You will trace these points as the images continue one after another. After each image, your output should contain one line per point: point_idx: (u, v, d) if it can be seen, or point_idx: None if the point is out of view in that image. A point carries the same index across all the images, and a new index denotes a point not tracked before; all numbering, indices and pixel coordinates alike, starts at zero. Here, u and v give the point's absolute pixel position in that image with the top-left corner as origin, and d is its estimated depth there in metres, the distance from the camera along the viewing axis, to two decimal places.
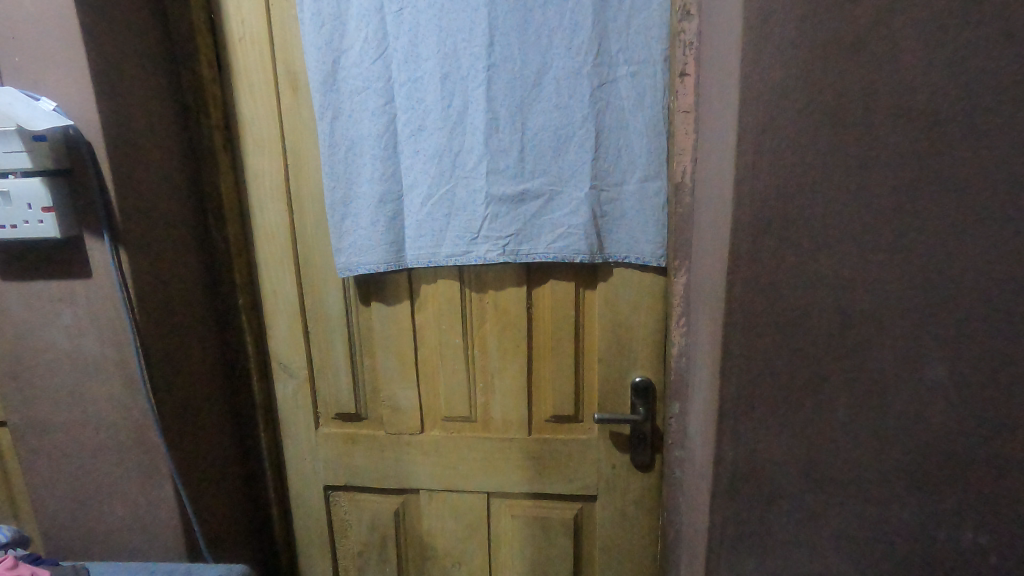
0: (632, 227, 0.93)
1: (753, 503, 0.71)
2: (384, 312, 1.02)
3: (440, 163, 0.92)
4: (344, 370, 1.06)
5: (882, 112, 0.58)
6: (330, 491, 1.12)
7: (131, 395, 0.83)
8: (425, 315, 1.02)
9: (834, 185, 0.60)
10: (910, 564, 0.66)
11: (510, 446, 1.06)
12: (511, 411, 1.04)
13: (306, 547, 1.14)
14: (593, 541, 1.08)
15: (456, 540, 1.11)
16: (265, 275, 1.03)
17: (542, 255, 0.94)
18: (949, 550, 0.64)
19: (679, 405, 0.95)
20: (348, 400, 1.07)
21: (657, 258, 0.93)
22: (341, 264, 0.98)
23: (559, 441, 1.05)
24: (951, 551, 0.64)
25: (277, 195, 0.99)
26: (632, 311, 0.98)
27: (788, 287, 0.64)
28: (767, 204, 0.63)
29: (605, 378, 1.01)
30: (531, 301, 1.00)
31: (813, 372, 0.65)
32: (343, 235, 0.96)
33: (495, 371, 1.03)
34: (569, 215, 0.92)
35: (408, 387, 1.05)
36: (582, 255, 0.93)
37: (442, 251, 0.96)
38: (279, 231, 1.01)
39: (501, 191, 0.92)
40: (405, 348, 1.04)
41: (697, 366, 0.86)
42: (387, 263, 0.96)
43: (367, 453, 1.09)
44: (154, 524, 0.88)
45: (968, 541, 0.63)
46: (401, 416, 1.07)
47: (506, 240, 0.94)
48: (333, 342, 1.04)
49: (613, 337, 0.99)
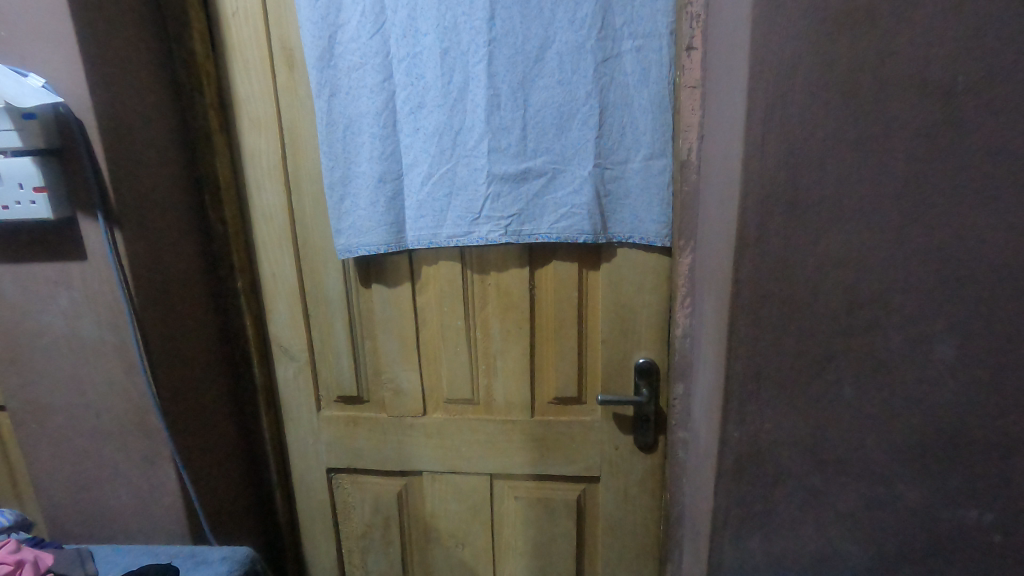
0: (637, 206, 0.91)
1: (758, 482, 0.71)
2: (385, 294, 1.01)
3: (441, 142, 0.90)
4: (345, 353, 1.05)
5: (898, 85, 0.56)
6: (332, 473, 1.12)
7: (130, 379, 0.82)
8: (426, 297, 1.01)
9: (846, 161, 0.59)
10: (913, 544, 0.66)
11: (513, 429, 1.05)
12: (513, 393, 1.04)
13: (309, 529, 1.15)
14: (596, 522, 1.09)
15: (459, 522, 1.12)
16: (263, 257, 1.01)
17: (545, 235, 0.92)
18: (952, 529, 0.64)
19: (684, 387, 0.95)
20: (350, 383, 1.06)
21: (661, 238, 0.92)
22: (341, 246, 0.96)
23: (561, 423, 1.04)
24: (954, 530, 0.64)
25: (274, 176, 0.97)
26: (636, 292, 0.97)
27: (796, 266, 0.63)
28: (776, 181, 0.61)
29: (609, 360, 1.00)
30: (533, 282, 0.99)
31: (822, 351, 0.64)
32: (343, 216, 0.95)
33: (497, 354, 1.02)
34: (571, 194, 0.91)
35: (410, 370, 1.04)
36: (585, 235, 0.92)
37: (443, 231, 0.94)
38: (277, 212, 0.99)
39: (503, 170, 0.90)
40: (407, 331, 1.03)
41: (702, 346, 0.86)
42: (388, 244, 0.95)
43: (369, 435, 1.09)
44: (156, 508, 0.87)
45: (972, 520, 0.63)
46: (402, 399, 1.06)
47: (508, 220, 0.92)
48: (334, 325, 1.03)
49: (617, 319, 0.98)
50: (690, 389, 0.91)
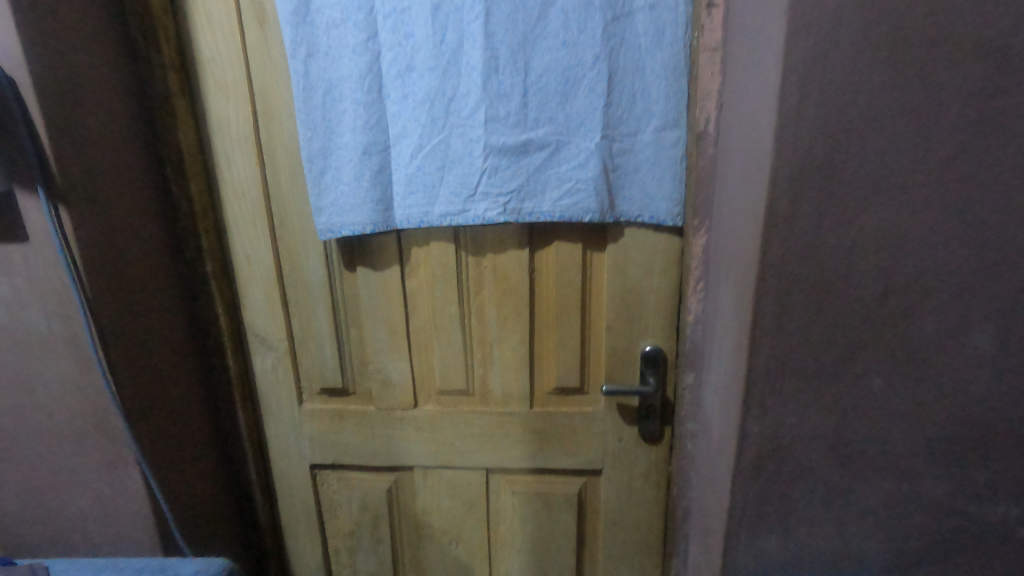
0: (647, 182, 0.84)
1: (782, 481, 0.65)
2: (371, 278, 0.93)
3: (432, 109, 0.82)
4: (328, 344, 0.96)
5: (949, 44, 0.49)
6: (316, 469, 1.04)
7: (86, 376, 0.73)
8: (417, 282, 0.94)
9: (897, 130, 0.52)
10: (936, 544, 0.61)
11: (510, 421, 0.99)
12: (510, 383, 0.97)
13: (292, 529, 1.08)
14: (597, 516, 1.04)
15: (452, 518, 1.06)
16: (235, 238, 0.91)
17: (547, 214, 0.85)
18: (980, 528, 0.59)
19: (695, 377, 0.89)
20: (334, 375, 0.98)
21: (672, 217, 0.85)
22: (322, 225, 0.87)
23: (562, 415, 0.98)
24: (981, 530, 0.59)
25: (246, 147, 0.87)
26: (644, 275, 0.90)
27: (832, 249, 0.56)
28: (812, 155, 0.54)
29: (612, 348, 0.94)
30: (533, 265, 0.91)
31: (861, 342, 0.58)
32: (324, 193, 0.86)
33: (494, 342, 0.95)
34: (577, 168, 0.83)
35: (400, 359, 0.97)
36: (591, 213, 0.84)
37: (435, 209, 0.86)
38: (250, 188, 0.89)
39: (501, 142, 0.82)
40: (396, 319, 0.95)
41: (718, 335, 0.79)
42: (374, 224, 0.86)
43: (356, 429, 1.01)
44: (121, 516, 0.79)
45: (1001, 518, 0.58)
46: (391, 390, 0.99)
47: (508, 197, 0.84)
48: (316, 313, 0.95)
49: (623, 304, 0.92)
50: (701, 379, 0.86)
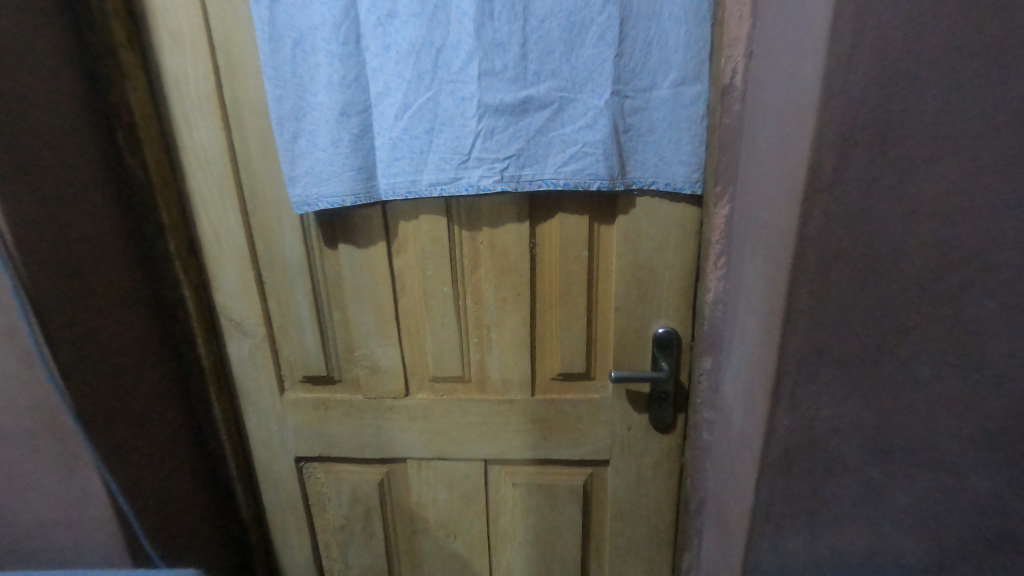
0: (662, 144, 0.74)
1: (819, 482, 0.58)
2: (355, 256, 0.84)
3: (418, 63, 0.72)
4: (310, 328, 0.88)
5: None
6: (301, 462, 0.97)
7: (30, 371, 0.65)
8: (405, 259, 0.85)
9: (962, 78, 0.43)
10: None
11: (510, 409, 0.91)
12: (510, 369, 0.89)
13: (278, 524, 1.01)
14: (604, 508, 0.97)
15: (449, 511, 0.99)
16: (201, 212, 0.81)
17: (550, 182, 0.75)
18: None
19: (713, 361, 0.81)
20: (317, 362, 0.90)
21: (690, 184, 0.76)
22: (296, 197, 0.77)
23: (567, 402, 0.90)
24: None
25: (207, 108, 0.77)
26: (657, 250, 0.81)
27: (881, 220, 0.48)
28: (863, 111, 0.45)
29: (622, 330, 0.86)
30: (535, 240, 0.82)
31: (913, 326, 0.51)
32: (297, 160, 0.76)
33: (492, 325, 0.87)
34: (583, 129, 0.73)
35: (389, 344, 0.89)
36: (599, 180, 0.75)
37: (424, 178, 0.76)
38: (214, 156, 0.79)
39: (497, 100, 0.72)
40: (383, 300, 0.86)
41: (743, 317, 0.71)
42: (356, 195, 0.77)
43: (344, 420, 0.93)
44: (85, 522, 0.72)
45: None
46: (381, 378, 0.91)
47: (505, 162, 0.75)
48: (295, 295, 0.86)
49: (634, 283, 0.83)
50: (721, 365, 0.78)
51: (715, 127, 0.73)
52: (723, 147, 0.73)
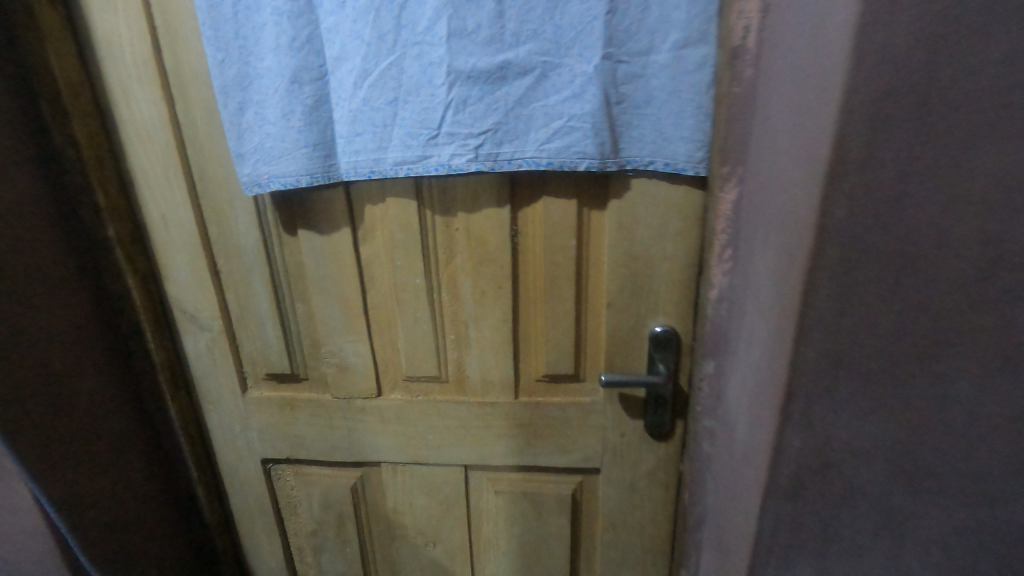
0: (661, 117, 0.64)
1: (833, 516, 0.49)
2: (317, 244, 0.75)
3: (379, 22, 0.62)
4: (270, 322, 0.80)
5: None
6: (269, 464, 0.90)
7: None
8: (373, 248, 0.76)
9: None
10: None
11: (491, 413, 0.83)
12: (491, 369, 0.81)
13: (247, 528, 0.94)
14: (594, 519, 0.89)
15: (428, 518, 0.92)
16: (145, 193, 0.73)
17: (531, 161, 0.66)
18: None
19: (716, 366, 0.72)
20: (280, 359, 0.82)
21: (693, 164, 0.66)
22: (246, 177, 0.68)
23: (553, 406, 0.82)
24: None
25: (144, 76, 0.68)
26: (655, 240, 0.71)
27: (924, 209, 0.39)
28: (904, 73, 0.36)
29: (615, 329, 0.77)
30: (516, 227, 0.73)
31: (953, 339, 0.41)
32: (245, 135, 0.67)
33: (470, 321, 0.78)
34: (569, 99, 0.63)
35: (357, 341, 0.81)
36: (588, 159, 0.65)
37: (388, 156, 0.67)
38: (155, 130, 0.70)
39: (469, 65, 0.63)
40: (350, 292, 0.78)
41: (751, 320, 0.61)
42: (311, 174, 0.68)
43: (311, 420, 0.86)
44: (14, 530, 0.66)
45: None
46: (350, 377, 0.83)
47: (480, 138, 0.65)
48: (253, 285, 0.78)
49: (628, 276, 0.73)
50: (725, 371, 0.69)
51: (723, 96, 0.62)
52: (732, 121, 0.62)
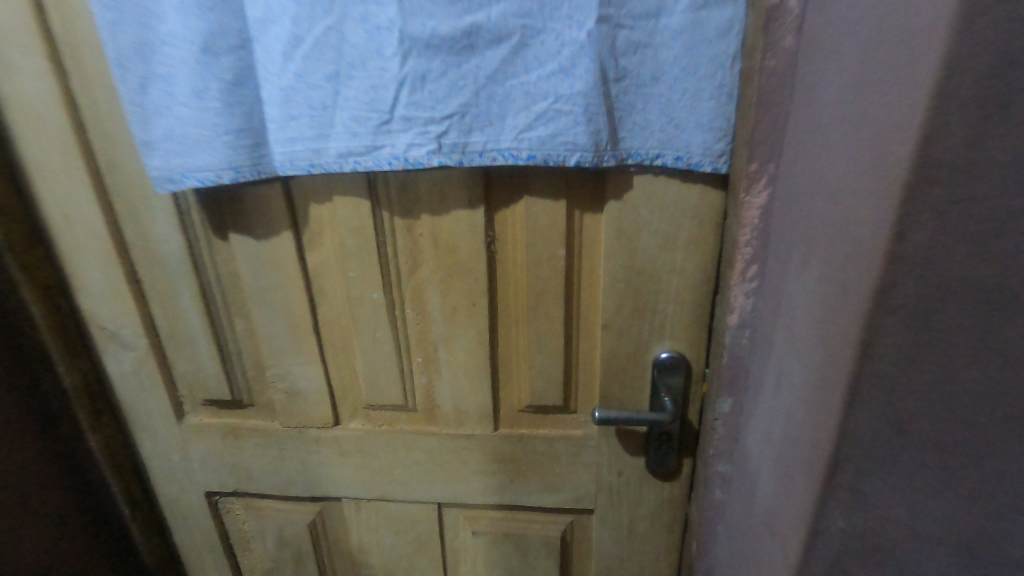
0: (672, 98, 0.50)
1: None
2: (253, 251, 0.62)
3: None
4: (204, 341, 0.68)
5: None
6: (215, 497, 0.79)
7: None
8: (321, 255, 0.63)
9: None
10: None
11: (466, 446, 0.71)
12: (465, 397, 0.68)
13: (194, 564, 0.83)
14: (587, 563, 0.78)
15: (398, 557, 0.81)
16: (42, 189, 0.61)
17: (508, 153, 0.52)
18: None
19: (733, 404, 0.59)
20: (218, 383, 0.70)
21: (711, 159, 0.52)
22: (156, 171, 0.55)
23: (539, 440, 0.70)
24: None
25: (25, 43, 0.54)
26: (662, 250, 0.58)
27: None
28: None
29: (612, 354, 0.64)
30: (493, 233, 0.60)
31: None
32: (151, 118, 0.53)
33: (439, 342, 0.66)
34: (555, 75, 0.50)
35: (308, 363, 0.68)
36: (578, 152, 0.51)
37: (331, 145, 0.54)
38: (46, 111, 0.57)
39: (427, 30, 0.49)
40: (296, 307, 0.65)
41: (786, 359, 0.48)
42: (235, 168, 0.54)
43: (259, 451, 0.74)
44: None
45: None
46: (301, 404, 0.71)
47: (442, 124, 0.51)
48: (180, 298, 0.66)
49: (628, 294, 0.61)
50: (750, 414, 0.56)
51: (753, 72, 0.48)
52: (765, 105, 0.48)
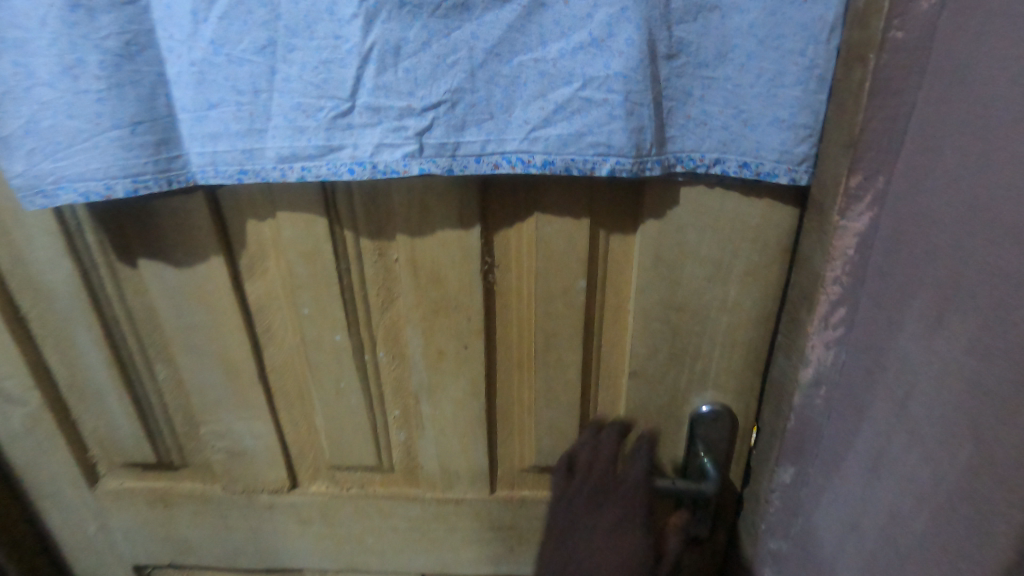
0: (743, 82, 0.36)
1: None
2: (173, 282, 0.47)
3: None
4: (116, 393, 0.53)
5: None
6: (145, 571, 0.64)
7: None
8: (265, 285, 0.48)
9: None
10: None
11: (455, 513, 0.58)
12: (454, 457, 0.55)
13: None
14: None
15: None
16: None
17: (515, 157, 0.38)
18: None
19: (795, 475, 0.47)
20: (139, 442, 0.55)
21: (788, 167, 0.38)
22: (17, 179, 0.38)
23: (545, 505, 0.57)
24: None
25: None
26: (711, 282, 0.45)
27: None
28: None
29: (639, 407, 0.51)
30: (492, 258, 0.46)
31: None
32: (2, 106, 0.37)
33: (421, 393, 0.52)
34: (583, 49, 0.35)
35: (253, 418, 0.54)
36: (612, 157, 0.37)
37: (267, 144, 0.38)
38: None
39: None
40: (234, 350, 0.50)
41: (898, 436, 0.36)
42: (129, 176, 0.38)
43: (197, 521, 0.60)
44: None
45: None
46: (247, 465, 0.56)
47: (424, 116, 0.37)
48: (81, 341, 0.50)
49: (663, 335, 0.47)
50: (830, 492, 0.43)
51: (865, 48, 0.34)
52: (880, 94, 0.34)
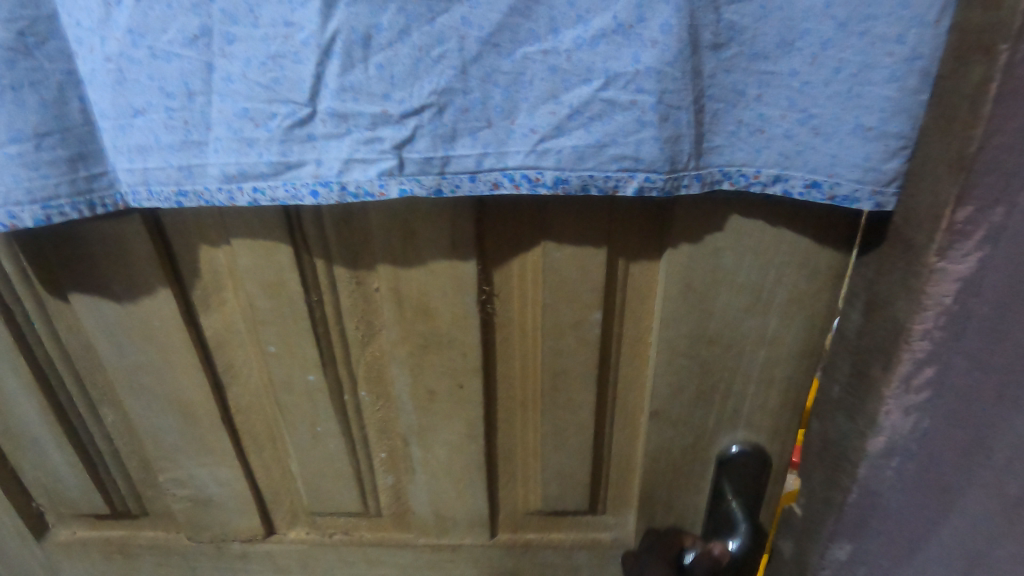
0: (814, 78, 0.29)
1: None
2: (111, 319, 0.40)
3: None
4: (57, 440, 0.46)
5: None
6: None
7: None
8: (224, 319, 0.41)
9: None
10: None
11: (451, 561, 0.51)
12: (449, 503, 0.48)
13: None
14: None
15: None
16: None
17: (519, 175, 0.30)
18: None
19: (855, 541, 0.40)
20: (89, 492, 0.48)
21: (872, 189, 0.30)
22: None
23: (552, 552, 0.50)
24: None
25: None
26: (748, 314, 0.38)
27: None
28: None
29: (659, 449, 0.44)
30: (490, 285, 0.39)
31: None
32: None
33: (410, 436, 0.45)
34: (604, 37, 0.28)
35: (217, 465, 0.47)
36: (640, 174, 0.30)
37: (209, 160, 0.31)
38: None
39: None
40: (190, 393, 0.43)
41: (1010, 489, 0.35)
42: (34, 199, 0.31)
43: (162, 572, 0.53)
44: None
45: None
46: (215, 514, 0.50)
47: (403, 124, 0.29)
48: (9, 385, 0.43)
49: (689, 372, 0.41)
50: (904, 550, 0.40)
51: (994, 35, 0.25)
52: (1008, 98, 0.26)
